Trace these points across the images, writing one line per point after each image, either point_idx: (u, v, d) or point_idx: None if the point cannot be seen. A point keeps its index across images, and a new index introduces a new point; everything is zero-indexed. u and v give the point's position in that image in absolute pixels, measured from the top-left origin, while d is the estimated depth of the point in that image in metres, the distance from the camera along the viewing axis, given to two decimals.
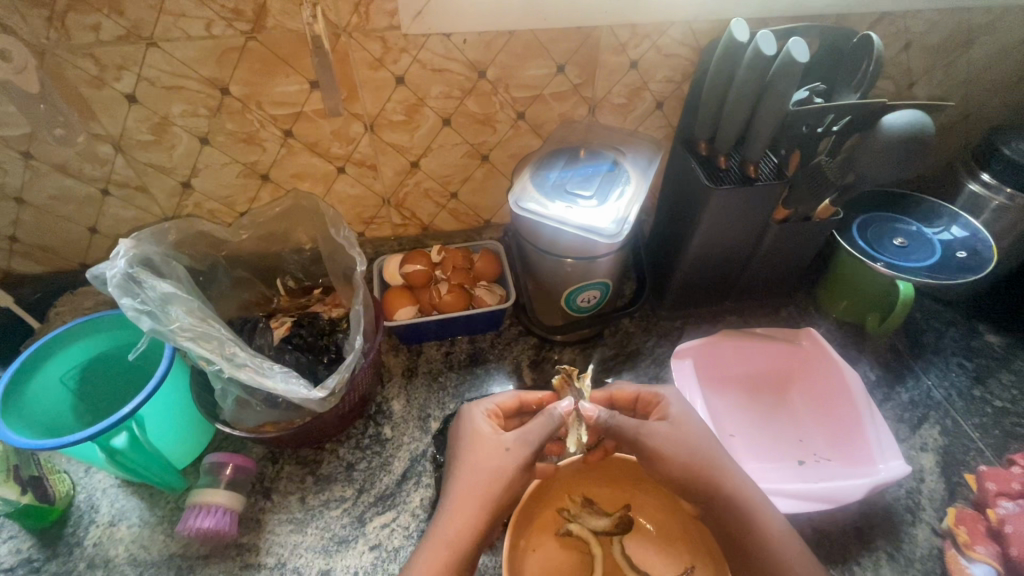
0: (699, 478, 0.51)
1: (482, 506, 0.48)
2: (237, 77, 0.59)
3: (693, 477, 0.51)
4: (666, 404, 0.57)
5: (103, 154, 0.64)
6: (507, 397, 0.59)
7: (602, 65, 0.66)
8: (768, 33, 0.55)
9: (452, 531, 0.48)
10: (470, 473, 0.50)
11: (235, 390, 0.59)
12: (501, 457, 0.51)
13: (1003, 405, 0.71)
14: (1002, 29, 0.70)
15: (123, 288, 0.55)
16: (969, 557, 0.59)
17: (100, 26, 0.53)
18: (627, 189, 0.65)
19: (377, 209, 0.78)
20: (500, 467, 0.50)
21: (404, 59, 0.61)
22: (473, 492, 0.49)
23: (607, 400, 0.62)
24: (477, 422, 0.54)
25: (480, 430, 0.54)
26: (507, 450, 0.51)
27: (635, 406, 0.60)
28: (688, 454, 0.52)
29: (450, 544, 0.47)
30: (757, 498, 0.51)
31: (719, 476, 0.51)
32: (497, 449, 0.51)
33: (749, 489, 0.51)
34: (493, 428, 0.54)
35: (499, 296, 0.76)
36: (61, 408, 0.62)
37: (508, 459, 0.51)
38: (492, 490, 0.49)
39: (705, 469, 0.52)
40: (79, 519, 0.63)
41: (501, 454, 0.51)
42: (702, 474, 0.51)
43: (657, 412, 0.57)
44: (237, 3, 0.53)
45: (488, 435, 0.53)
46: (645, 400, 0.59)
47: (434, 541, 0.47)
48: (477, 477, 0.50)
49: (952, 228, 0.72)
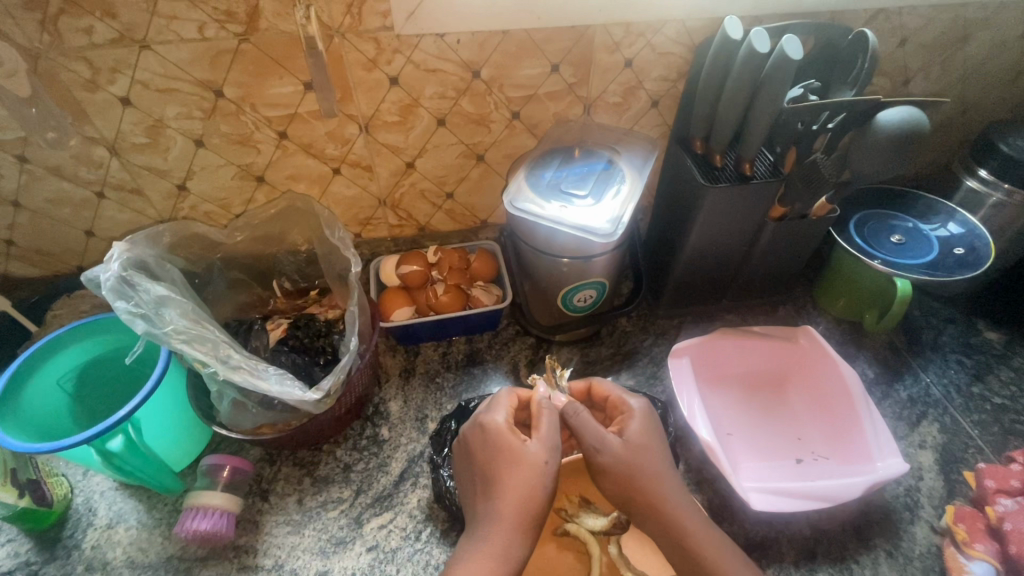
0: (641, 495, 0.52)
1: (517, 523, 0.49)
2: (230, 79, 0.59)
3: (650, 488, 0.52)
4: (628, 417, 0.56)
5: (98, 157, 0.64)
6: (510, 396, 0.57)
7: (596, 65, 0.66)
8: (762, 31, 0.55)
9: (494, 548, 0.49)
10: (506, 491, 0.50)
11: (231, 392, 0.59)
12: (538, 471, 0.51)
13: (1003, 402, 0.71)
14: (998, 25, 0.70)
15: (116, 292, 0.55)
16: (968, 555, 0.58)
17: (93, 29, 0.53)
18: (623, 187, 0.65)
19: (373, 210, 0.77)
20: (536, 480, 0.51)
21: (398, 60, 0.61)
22: (509, 512, 0.49)
23: (585, 391, 0.61)
24: (502, 433, 0.53)
25: (512, 444, 0.52)
26: (545, 464, 0.51)
27: (606, 406, 0.60)
28: (630, 472, 0.52)
29: (490, 561, 0.48)
30: (690, 522, 0.51)
31: (659, 498, 0.51)
32: (536, 462, 0.51)
33: (683, 512, 0.52)
34: (526, 442, 0.53)
35: (496, 296, 0.76)
36: (58, 411, 0.62)
37: (542, 470, 0.51)
38: (519, 501, 0.50)
39: (645, 487, 0.52)
40: (77, 522, 0.63)
41: (536, 467, 0.51)
42: (647, 495, 0.52)
43: (620, 422, 0.56)
44: (229, 5, 0.53)
45: (518, 449, 0.52)
46: (614, 403, 0.58)
47: (477, 558, 0.48)
48: (511, 495, 0.50)
49: (949, 225, 0.72)
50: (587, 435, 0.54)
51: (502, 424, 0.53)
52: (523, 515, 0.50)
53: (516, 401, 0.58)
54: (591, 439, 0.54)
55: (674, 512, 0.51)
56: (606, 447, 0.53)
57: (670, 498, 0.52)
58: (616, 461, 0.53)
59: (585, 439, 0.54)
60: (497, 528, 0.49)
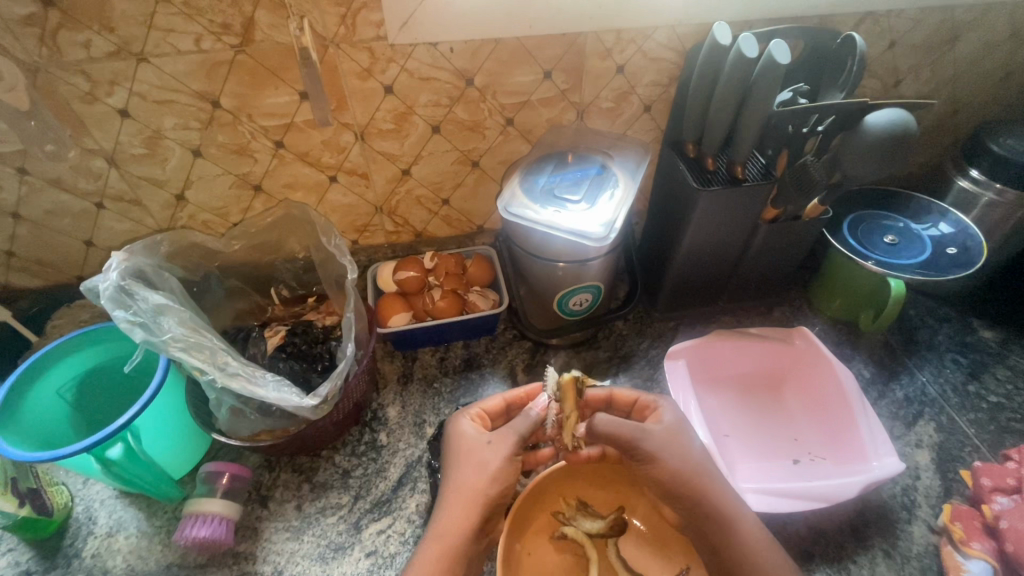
0: (680, 487, 0.52)
1: (476, 500, 0.51)
2: (226, 90, 0.60)
3: (679, 485, 0.52)
4: (662, 408, 0.57)
5: (97, 168, 0.64)
6: (494, 399, 0.59)
7: (588, 71, 0.67)
8: (750, 36, 0.56)
9: (443, 527, 0.50)
10: (457, 478, 0.52)
11: (229, 399, 0.59)
12: (486, 452, 0.53)
13: (998, 400, 0.71)
14: (987, 26, 0.71)
15: (115, 301, 0.56)
16: (965, 554, 0.58)
17: (91, 43, 0.54)
18: (616, 191, 0.65)
19: (370, 217, 0.78)
20: (485, 461, 0.52)
21: (392, 69, 0.62)
22: (463, 493, 0.51)
23: (605, 400, 0.60)
24: (462, 426, 0.55)
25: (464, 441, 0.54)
26: (490, 444, 0.53)
27: (631, 411, 0.59)
28: (673, 468, 0.52)
29: (446, 539, 0.49)
30: (739, 512, 0.51)
31: (707, 491, 0.52)
32: (480, 444, 0.53)
33: (731, 504, 0.52)
34: (479, 431, 0.55)
35: (492, 300, 0.77)
36: (58, 421, 0.62)
37: (493, 454, 0.53)
38: (483, 488, 0.51)
39: (695, 478, 0.52)
40: (77, 531, 0.63)
41: (486, 448, 0.53)
42: (687, 484, 0.52)
43: (653, 416, 0.56)
44: (225, 17, 0.54)
45: (471, 437, 0.54)
46: (642, 406, 0.58)
47: (431, 538, 0.49)
48: (459, 482, 0.51)
49: (940, 224, 0.72)
50: (620, 433, 0.54)
51: (465, 422, 0.55)
52: (480, 497, 0.51)
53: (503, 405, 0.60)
54: (626, 438, 0.53)
55: (720, 502, 0.51)
56: (648, 433, 0.54)
57: (715, 489, 0.52)
58: (657, 446, 0.53)
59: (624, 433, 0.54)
60: (452, 504, 0.51)
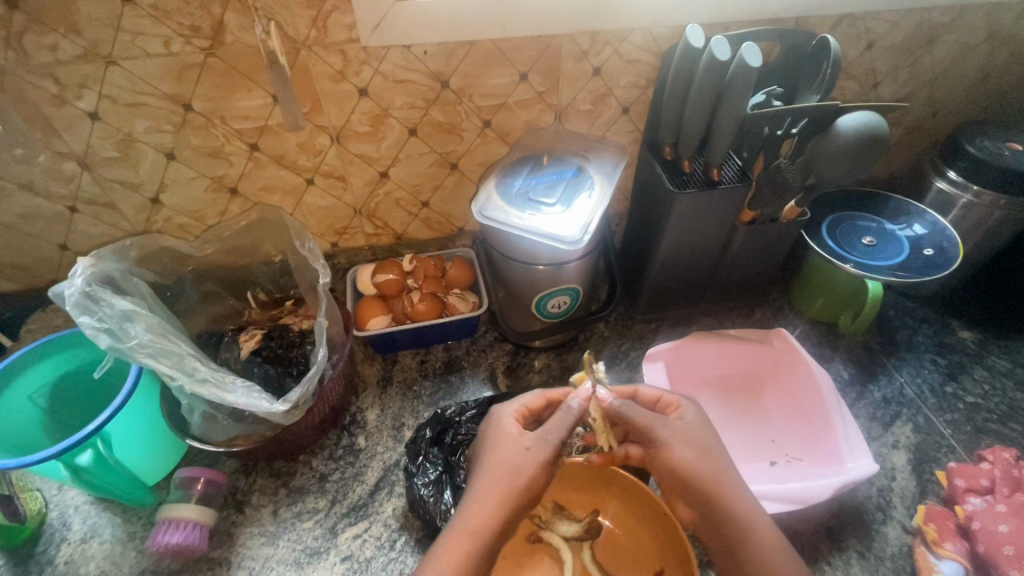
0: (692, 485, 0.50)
1: (504, 498, 0.48)
2: (198, 93, 0.59)
3: (693, 482, 0.50)
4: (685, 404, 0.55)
5: (69, 172, 0.64)
6: (534, 395, 0.58)
7: (564, 73, 0.67)
8: (723, 38, 0.56)
9: (471, 522, 0.48)
10: (489, 478, 0.49)
11: (201, 404, 0.59)
12: (523, 457, 0.50)
13: (974, 401, 0.72)
14: (964, 28, 0.71)
15: (80, 306, 0.55)
16: (938, 554, 0.59)
17: (58, 46, 0.53)
18: (592, 194, 0.65)
19: (349, 219, 0.78)
20: (520, 465, 0.50)
21: (366, 71, 0.61)
22: (492, 493, 0.48)
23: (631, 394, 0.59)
24: (500, 424, 0.53)
25: (507, 439, 0.52)
26: (529, 449, 0.51)
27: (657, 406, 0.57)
28: (687, 462, 0.50)
29: (469, 538, 0.47)
30: (754, 516, 0.49)
31: (719, 490, 0.49)
32: (520, 448, 0.51)
33: (746, 505, 0.49)
34: (519, 431, 0.52)
35: (472, 303, 0.77)
36: (31, 427, 0.62)
37: (528, 458, 0.50)
38: (514, 492, 0.48)
39: (708, 475, 0.50)
40: (51, 537, 0.62)
41: (522, 452, 0.50)
42: (702, 483, 0.49)
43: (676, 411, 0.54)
44: (193, 20, 0.54)
45: (512, 436, 0.52)
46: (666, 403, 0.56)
47: (455, 533, 0.47)
48: (490, 482, 0.49)
49: (914, 225, 0.73)
50: (639, 421, 0.52)
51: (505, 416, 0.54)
52: (511, 497, 0.49)
53: (542, 401, 0.58)
54: (645, 427, 0.52)
55: (737, 503, 0.49)
56: (668, 426, 0.52)
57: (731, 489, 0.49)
58: (672, 439, 0.51)
59: (642, 424, 0.52)
60: (481, 501, 0.48)
